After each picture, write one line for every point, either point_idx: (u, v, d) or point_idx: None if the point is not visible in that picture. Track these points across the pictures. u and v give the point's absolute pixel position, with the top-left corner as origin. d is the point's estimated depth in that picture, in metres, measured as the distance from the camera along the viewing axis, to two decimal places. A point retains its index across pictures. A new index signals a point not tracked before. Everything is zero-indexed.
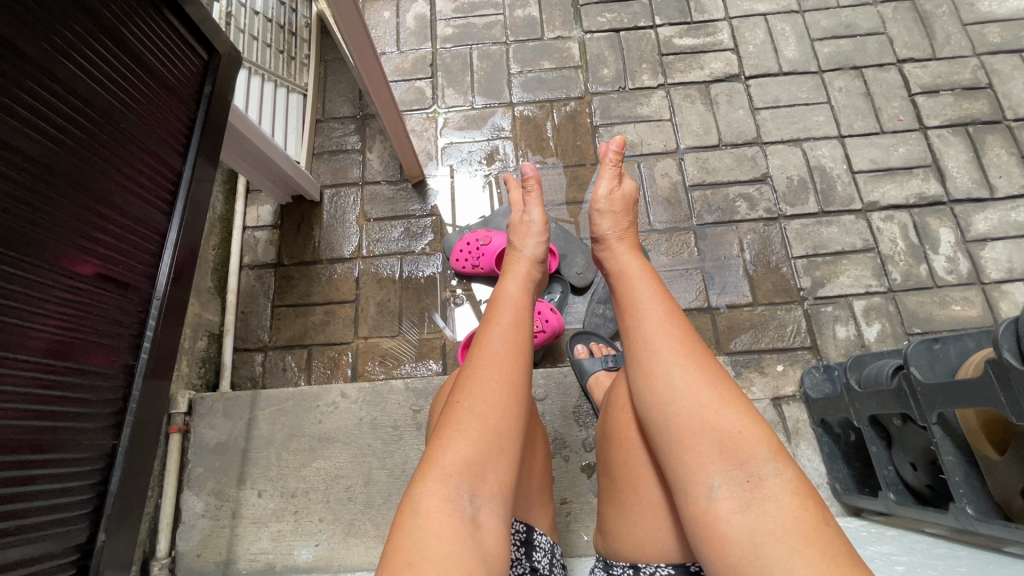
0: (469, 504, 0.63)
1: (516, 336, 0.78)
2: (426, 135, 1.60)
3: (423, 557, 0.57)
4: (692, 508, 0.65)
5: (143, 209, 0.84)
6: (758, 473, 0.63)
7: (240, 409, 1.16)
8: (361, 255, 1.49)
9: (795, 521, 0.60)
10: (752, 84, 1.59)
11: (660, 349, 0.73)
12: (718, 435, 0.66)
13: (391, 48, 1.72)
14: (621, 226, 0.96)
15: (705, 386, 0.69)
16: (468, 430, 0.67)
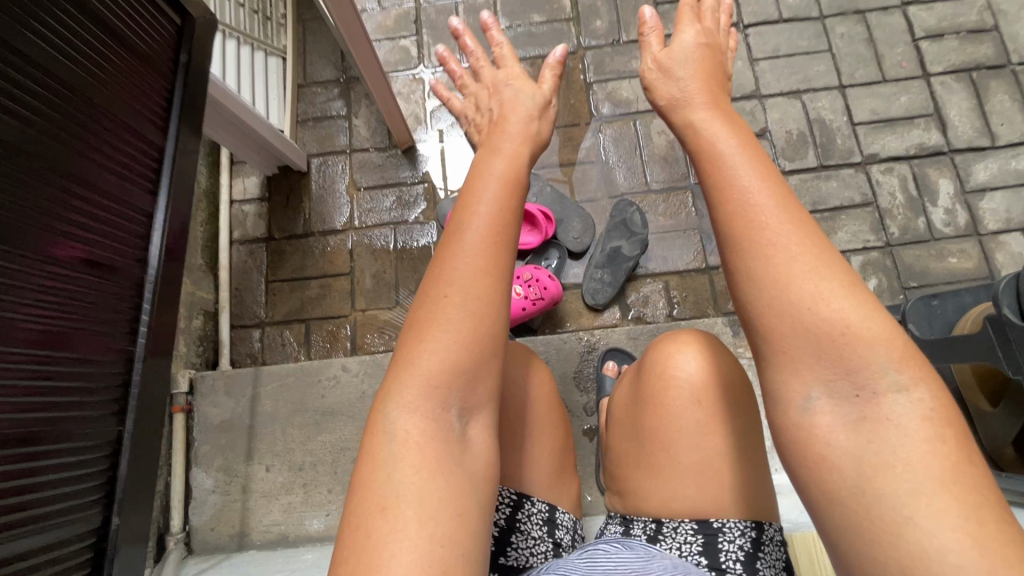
0: (457, 420, 0.54)
1: (506, 209, 0.60)
2: (413, 97, 1.54)
3: (399, 491, 0.49)
4: (779, 420, 0.49)
5: (124, 185, 0.80)
6: (873, 386, 0.45)
7: (242, 386, 1.17)
8: (354, 226, 1.46)
9: (931, 454, 0.42)
10: (751, 33, 1.53)
11: (757, 222, 0.50)
12: (824, 334, 0.46)
13: (372, 4, 1.61)
14: (687, 78, 0.66)
15: (801, 265, 0.48)
16: (451, 335, 0.54)
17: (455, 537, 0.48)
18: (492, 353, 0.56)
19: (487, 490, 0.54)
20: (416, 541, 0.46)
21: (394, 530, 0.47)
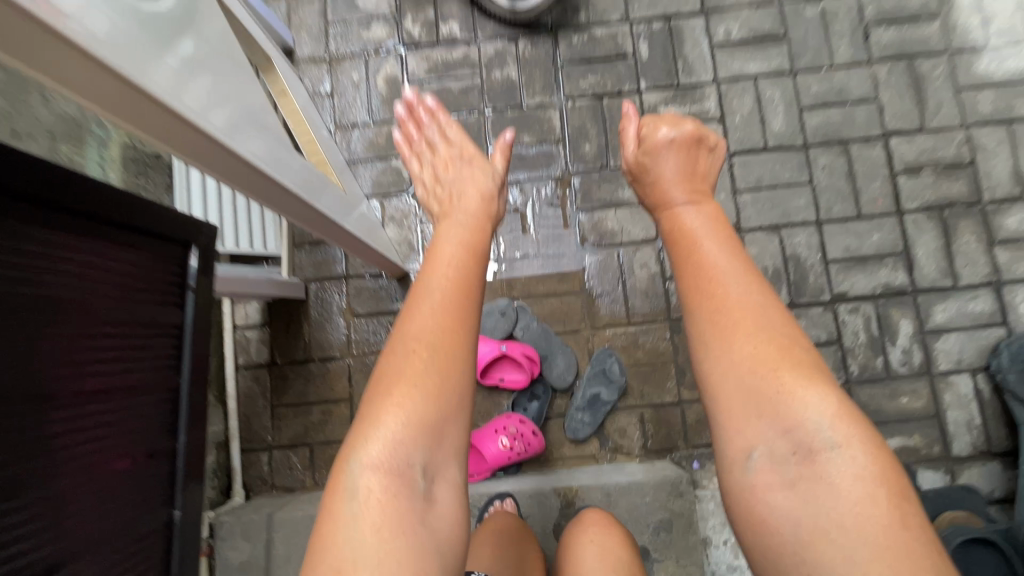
0: (421, 482, 0.74)
1: (461, 297, 0.84)
2: (406, 223, 1.60)
3: (356, 553, 0.67)
4: (733, 476, 0.72)
5: (149, 416, 0.90)
6: (809, 445, 0.68)
7: (257, 531, 1.31)
8: (352, 353, 1.55)
9: (860, 513, 0.63)
10: (736, 162, 1.57)
11: (738, 315, 0.74)
12: (753, 390, 0.71)
13: (363, 118, 1.63)
14: (684, 188, 0.96)
15: (750, 351, 0.72)
16: (418, 407, 0.74)
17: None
18: (453, 414, 0.77)
19: (445, 543, 0.73)
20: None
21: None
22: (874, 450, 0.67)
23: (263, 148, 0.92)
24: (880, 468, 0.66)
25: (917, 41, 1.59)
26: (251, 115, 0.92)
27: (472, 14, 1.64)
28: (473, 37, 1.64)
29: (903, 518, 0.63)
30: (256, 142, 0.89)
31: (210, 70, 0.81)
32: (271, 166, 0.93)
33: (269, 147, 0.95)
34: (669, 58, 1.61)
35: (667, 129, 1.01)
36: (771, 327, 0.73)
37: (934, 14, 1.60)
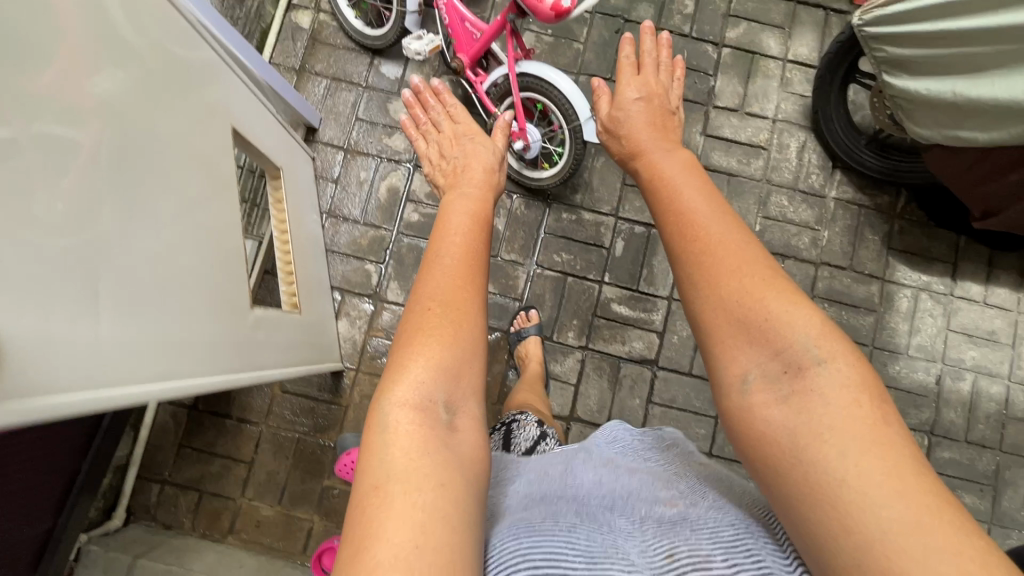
0: (446, 413, 0.75)
1: (469, 261, 0.92)
2: (358, 323, 1.73)
3: (390, 473, 0.66)
4: (731, 400, 0.71)
5: (45, 496, 1.28)
6: (799, 362, 0.66)
7: (117, 568, 1.42)
8: (267, 422, 1.68)
9: (848, 416, 0.61)
10: (659, 376, 1.72)
11: (708, 246, 0.77)
12: (739, 317, 0.71)
13: (357, 216, 1.77)
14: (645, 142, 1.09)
15: (735, 282, 0.73)
16: (438, 346, 0.78)
17: (432, 501, 0.63)
18: (468, 367, 0.80)
19: (473, 465, 0.72)
20: (410, 528, 0.60)
21: (388, 502, 0.63)
22: (856, 363, 0.65)
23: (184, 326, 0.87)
24: (863, 375, 0.64)
25: (850, 327, 1.77)
26: (177, 290, 0.87)
27: None
28: None
29: (882, 415, 0.61)
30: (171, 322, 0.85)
31: (140, 272, 0.79)
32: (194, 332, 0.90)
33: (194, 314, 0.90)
34: (637, 262, 1.77)
35: (634, 90, 1.20)
36: (751, 257, 0.74)
37: (872, 309, 1.78)
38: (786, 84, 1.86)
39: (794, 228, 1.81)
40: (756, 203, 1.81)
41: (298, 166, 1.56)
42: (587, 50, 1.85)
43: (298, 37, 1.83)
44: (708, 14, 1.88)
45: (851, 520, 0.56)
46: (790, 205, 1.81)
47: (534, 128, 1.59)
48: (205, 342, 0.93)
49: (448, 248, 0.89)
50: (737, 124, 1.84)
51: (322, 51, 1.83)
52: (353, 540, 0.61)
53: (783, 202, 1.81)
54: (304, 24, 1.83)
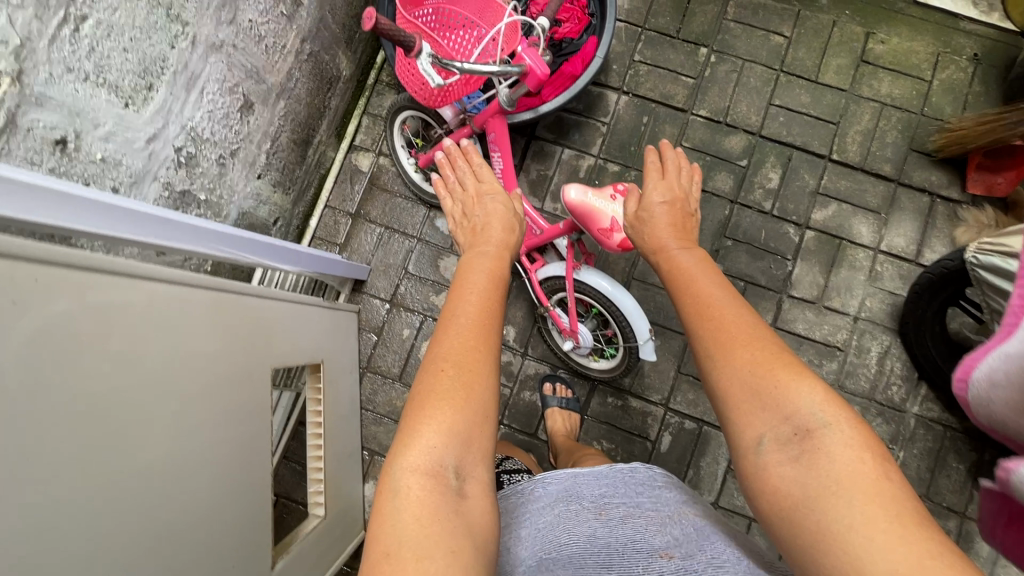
0: (457, 478, 0.77)
1: (482, 319, 0.94)
2: None
3: (400, 540, 0.68)
4: (745, 461, 0.76)
5: None
6: (807, 425, 0.71)
7: None
8: None
9: (855, 474, 0.65)
10: None
11: (722, 328, 0.84)
12: (750, 385, 0.78)
13: (395, 374, 1.73)
14: (657, 206, 1.11)
15: (747, 355, 0.80)
16: (445, 411, 0.79)
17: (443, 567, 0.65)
18: (481, 427, 0.82)
19: (480, 533, 0.73)
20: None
21: (399, 567, 0.65)
22: (857, 422, 0.71)
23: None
24: (863, 433, 0.69)
25: None
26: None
27: (530, 330, 1.71)
28: (522, 350, 1.71)
29: (882, 469, 0.66)
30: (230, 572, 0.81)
31: None
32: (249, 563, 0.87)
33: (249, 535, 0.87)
34: (684, 460, 1.64)
35: (659, 194, 1.12)
36: (759, 335, 0.82)
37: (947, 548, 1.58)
38: (875, 278, 1.67)
39: None
40: None
41: (344, 346, 1.57)
42: None
43: (357, 180, 1.79)
44: (794, 189, 1.71)
45: (861, 564, 0.59)
46: (863, 417, 1.64)
47: (586, 327, 1.49)
48: (259, 508, 0.91)
49: (465, 308, 0.92)
50: (812, 318, 1.67)
51: (380, 196, 1.79)
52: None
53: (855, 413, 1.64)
54: (364, 166, 1.79)
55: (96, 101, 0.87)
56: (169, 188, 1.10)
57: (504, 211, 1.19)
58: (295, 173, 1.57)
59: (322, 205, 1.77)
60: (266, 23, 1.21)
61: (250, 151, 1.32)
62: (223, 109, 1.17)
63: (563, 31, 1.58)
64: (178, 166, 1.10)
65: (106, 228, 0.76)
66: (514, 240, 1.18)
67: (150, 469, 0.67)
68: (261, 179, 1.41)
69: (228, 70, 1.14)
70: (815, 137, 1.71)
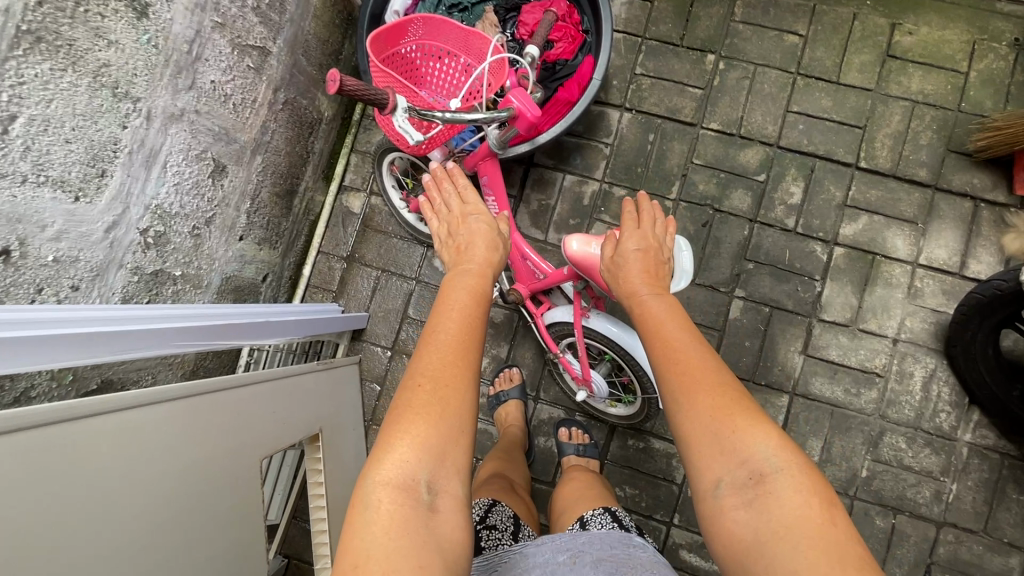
0: (428, 491, 0.74)
1: (466, 324, 0.89)
2: None
3: (370, 552, 0.67)
4: (706, 501, 0.82)
5: None
6: (761, 471, 0.78)
7: None
8: None
9: (801, 518, 0.73)
10: None
11: (687, 372, 0.89)
12: (714, 437, 0.83)
13: None
14: (635, 251, 1.09)
15: (709, 402, 0.85)
16: (422, 426, 0.76)
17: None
18: (459, 441, 0.78)
19: (450, 552, 0.71)
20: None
21: None
22: (806, 472, 0.78)
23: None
24: (813, 480, 0.76)
25: None
26: None
27: (542, 371, 1.61)
28: (534, 394, 1.61)
29: (828, 514, 0.73)
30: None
31: None
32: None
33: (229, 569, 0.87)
34: None
35: (634, 243, 1.10)
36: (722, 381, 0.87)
37: None
38: (915, 295, 1.53)
39: (912, 477, 1.50)
40: (864, 443, 1.51)
41: (344, 407, 1.47)
42: None
43: (349, 222, 1.70)
44: (820, 203, 1.57)
45: None
46: (909, 449, 1.50)
47: (600, 375, 1.38)
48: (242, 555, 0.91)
49: (446, 321, 0.87)
50: (847, 343, 1.53)
51: (374, 238, 1.70)
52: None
53: (899, 445, 1.50)
54: (356, 207, 1.70)
55: (39, 203, 0.79)
56: (138, 272, 1.02)
57: (488, 230, 1.09)
58: (282, 226, 1.49)
59: (315, 252, 1.69)
60: (231, 81, 1.11)
61: (228, 215, 1.24)
62: (191, 179, 1.08)
63: (556, 52, 1.46)
64: (146, 248, 1.02)
65: (43, 364, 0.69)
66: (499, 258, 1.09)
67: (108, 551, 0.65)
68: (243, 241, 1.33)
69: (192, 138, 1.06)
70: (839, 144, 1.57)
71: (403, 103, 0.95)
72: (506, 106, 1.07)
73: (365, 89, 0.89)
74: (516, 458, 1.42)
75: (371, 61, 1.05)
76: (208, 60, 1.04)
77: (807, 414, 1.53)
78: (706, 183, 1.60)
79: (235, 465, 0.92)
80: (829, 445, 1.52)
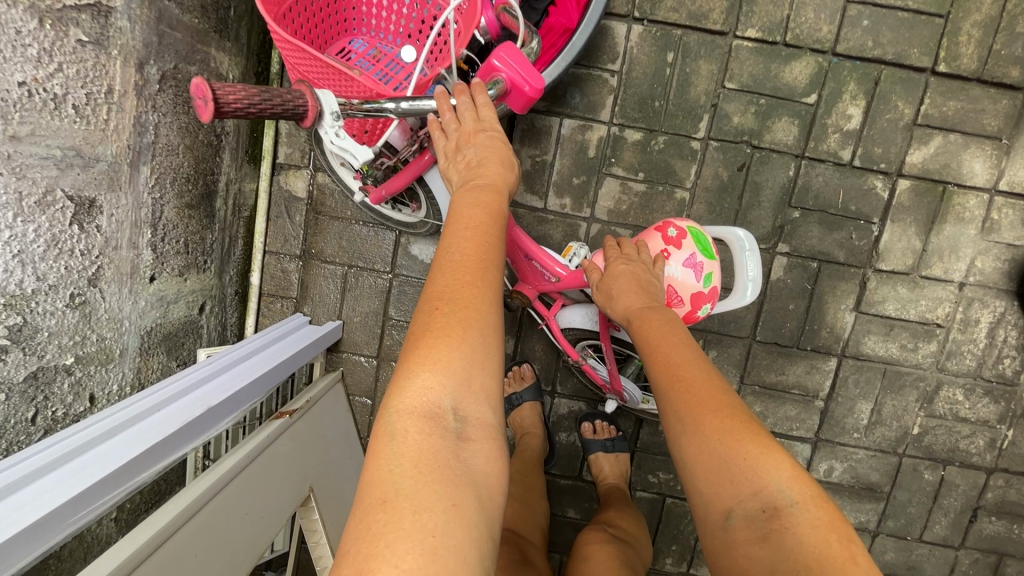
0: (455, 418, 0.58)
1: (483, 238, 0.70)
2: None
3: (397, 484, 0.51)
4: (712, 538, 0.67)
5: None
6: (775, 503, 0.62)
7: None
8: None
9: (821, 558, 0.58)
10: None
11: (683, 376, 0.76)
12: (713, 454, 0.67)
13: None
14: (626, 269, 0.97)
15: (715, 420, 0.69)
16: (448, 348, 0.60)
17: (445, 525, 0.49)
18: (490, 361, 0.63)
19: (488, 488, 0.56)
20: (423, 555, 0.46)
21: (395, 518, 0.49)
22: (828, 505, 0.62)
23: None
24: (833, 515, 0.61)
25: (1019, 542, 1.43)
26: None
27: (557, 363, 1.40)
28: (550, 388, 1.42)
29: (849, 550, 0.58)
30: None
31: None
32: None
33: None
34: None
35: (622, 265, 0.98)
36: (725, 395, 0.72)
37: None
38: (989, 230, 1.28)
39: (966, 429, 1.38)
40: (918, 400, 1.37)
41: (341, 469, 1.25)
42: (695, 198, 1.30)
43: (295, 211, 1.35)
44: (883, 126, 1.25)
45: None
46: (966, 401, 1.37)
47: (632, 382, 1.22)
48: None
49: (459, 240, 0.68)
50: (906, 295, 1.32)
51: (330, 226, 1.36)
52: (355, 561, 0.46)
53: (956, 397, 1.37)
54: (300, 190, 1.34)
55: None
56: (5, 387, 0.72)
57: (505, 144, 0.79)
58: (207, 241, 1.15)
59: (260, 253, 1.36)
60: (56, 74, 0.72)
61: (122, 258, 0.90)
62: (42, 237, 0.74)
63: None
64: (4, 353, 0.72)
65: None
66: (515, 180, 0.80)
67: None
68: (156, 281, 1.00)
69: (19, 181, 0.69)
70: (913, 43, 1.21)
71: (334, 104, 0.68)
72: (490, 75, 0.84)
73: (263, 98, 0.60)
74: (532, 503, 1.22)
75: (274, 26, 0.72)
76: (0, 51, 0.64)
77: (856, 377, 1.36)
78: (742, 113, 1.26)
79: (186, 528, 0.76)
80: (880, 406, 1.38)
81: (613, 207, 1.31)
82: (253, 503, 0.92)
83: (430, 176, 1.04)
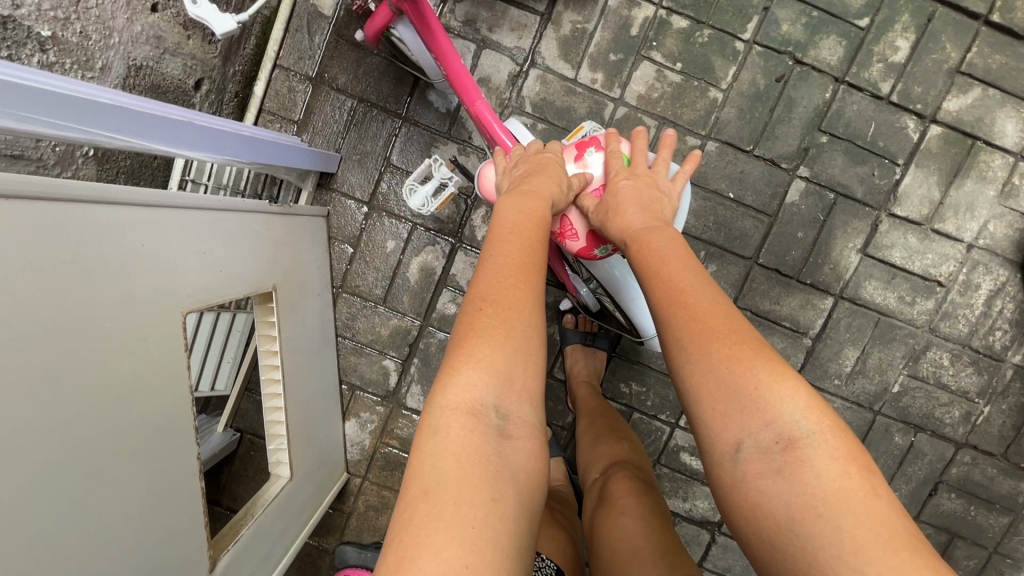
0: (494, 414, 0.61)
1: (525, 247, 0.74)
2: (367, 427, 1.42)
3: (440, 478, 0.56)
4: (718, 472, 0.61)
5: None
6: (791, 435, 0.57)
7: None
8: None
9: (841, 491, 0.54)
10: (721, 540, 1.43)
11: (686, 308, 0.68)
12: (731, 383, 0.61)
13: (378, 294, 1.38)
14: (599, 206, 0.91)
15: (726, 347, 0.63)
16: (490, 349, 0.63)
17: (484, 516, 0.53)
18: (531, 361, 0.66)
19: (525, 483, 0.59)
20: (462, 544, 0.51)
21: (438, 509, 0.53)
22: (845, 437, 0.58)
23: (69, 538, 0.55)
24: (851, 446, 0.57)
25: (973, 525, 1.40)
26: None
27: None
28: None
29: (870, 483, 0.54)
30: (40, 361, 0.52)
31: None
32: (100, 407, 0.59)
33: (113, 335, 0.62)
34: None
35: (625, 179, 0.92)
36: (737, 326, 0.65)
37: (1011, 509, 1.40)
38: (1007, 195, 1.28)
39: (945, 397, 1.36)
40: (904, 357, 1.34)
41: (308, 299, 1.19)
42: (728, 101, 1.26)
43: (316, 28, 1.28)
44: (927, 66, 1.23)
45: None
46: (950, 367, 1.34)
47: (585, 286, 1.22)
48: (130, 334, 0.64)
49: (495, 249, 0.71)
50: (915, 245, 1.30)
51: (349, 53, 1.29)
52: (400, 546, 0.52)
53: (942, 361, 1.34)
54: (326, 8, 1.27)
55: None
56: None
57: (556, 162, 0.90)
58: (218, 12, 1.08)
59: (270, 64, 1.28)
60: None
61: None
62: None
63: None
64: None
65: None
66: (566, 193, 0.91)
67: None
68: (158, 14, 0.96)
69: None
70: None
71: None
72: None
73: None
74: None
75: None
76: None
77: (849, 321, 1.33)
78: (792, 23, 1.23)
79: (123, 217, 0.65)
80: (866, 356, 1.35)
81: (644, 93, 1.26)
82: (211, 275, 0.81)
83: (402, 28, 1.05)
